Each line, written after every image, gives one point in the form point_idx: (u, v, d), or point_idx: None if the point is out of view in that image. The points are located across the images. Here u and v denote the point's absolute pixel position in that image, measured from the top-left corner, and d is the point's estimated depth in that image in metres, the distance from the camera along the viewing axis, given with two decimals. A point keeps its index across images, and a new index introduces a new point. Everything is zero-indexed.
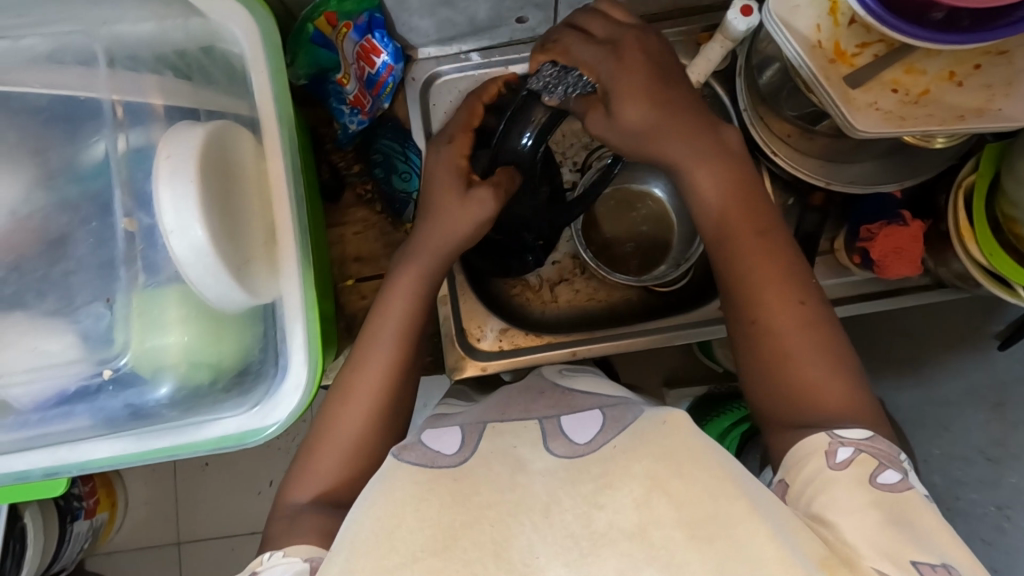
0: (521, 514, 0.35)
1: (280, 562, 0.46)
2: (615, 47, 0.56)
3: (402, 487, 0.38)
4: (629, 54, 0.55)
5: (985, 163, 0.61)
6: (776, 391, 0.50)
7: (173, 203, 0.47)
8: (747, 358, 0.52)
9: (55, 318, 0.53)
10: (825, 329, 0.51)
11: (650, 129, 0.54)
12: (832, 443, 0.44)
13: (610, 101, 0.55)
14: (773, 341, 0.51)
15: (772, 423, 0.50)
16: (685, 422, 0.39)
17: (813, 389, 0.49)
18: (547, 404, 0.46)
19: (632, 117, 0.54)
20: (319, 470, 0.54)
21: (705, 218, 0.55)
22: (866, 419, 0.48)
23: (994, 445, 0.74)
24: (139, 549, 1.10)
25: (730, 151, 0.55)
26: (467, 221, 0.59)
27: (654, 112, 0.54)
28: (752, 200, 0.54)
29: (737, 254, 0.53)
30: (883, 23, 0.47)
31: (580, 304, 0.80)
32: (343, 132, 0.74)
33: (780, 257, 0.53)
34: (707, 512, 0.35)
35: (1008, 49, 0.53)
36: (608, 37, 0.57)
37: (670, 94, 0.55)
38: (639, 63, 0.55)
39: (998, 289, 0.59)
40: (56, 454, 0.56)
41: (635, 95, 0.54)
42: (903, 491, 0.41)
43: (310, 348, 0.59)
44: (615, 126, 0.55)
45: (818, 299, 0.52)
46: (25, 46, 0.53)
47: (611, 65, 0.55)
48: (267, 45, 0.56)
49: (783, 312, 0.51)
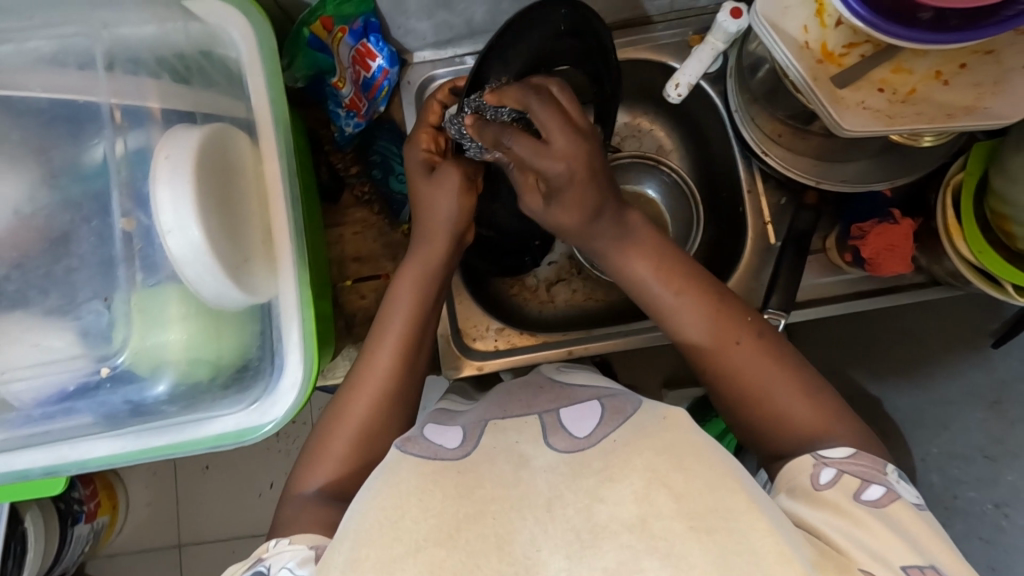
0: (524, 509, 0.35)
1: (287, 549, 0.46)
2: (569, 155, 0.49)
3: (409, 480, 0.38)
4: (581, 161, 0.50)
5: (974, 160, 0.61)
6: (753, 427, 0.52)
7: (172, 202, 0.48)
8: (720, 400, 0.54)
9: (56, 316, 0.54)
10: (781, 357, 0.52)
11: (582, 230, 0.54)
12: (816, 465, 0.45)
13: (552, 198, 0.52)
14: (735, 381, 0.52)
15: (768, 455, 0.51)
16: (683, 420, 0.40)
17: (784, 417, 0.50)
18: (546, 399, 0.47)
19: (569, 221, 0.53)
20: (328, 452, 0.54)
21: (634, 288, 0.56)
22: (841, 430, 0.49)
23: (994, 444, 0.74)
24: (140, 551, 1.10)
25: (640, 230, 0.56)
26: (447, 200, 0.59)
27: (590, 218, 0.53)
28: (672, 266, 0.55)
29: (678, 312, 0.54)
30: (877, 29, 0.48)
31: (578, 303, 0.82)
32: (340, 135, 0.75)
33: (716, 308, 0.53)
34: (710, 504, 0.35)
35: (994, 48, 0.54)
36: (564, 146, 0.49)
37: (608, 192, 0.53)
38: (584, 167, 0.50)
39: (986, 286, 0.60)
40: (59, 452, 0.57)
41: (577, 204, 0.52)
42: (886, 505, 0.41)
43: (306, 347, 0.60)
44: (548, 218, 0.54)
45: (764, 331, 0.53)
46: (29, 49, 0.54)
47: (560, 169, 0.49)
48: (262, 48, 0.57)
49: (734, 356, 0.52)
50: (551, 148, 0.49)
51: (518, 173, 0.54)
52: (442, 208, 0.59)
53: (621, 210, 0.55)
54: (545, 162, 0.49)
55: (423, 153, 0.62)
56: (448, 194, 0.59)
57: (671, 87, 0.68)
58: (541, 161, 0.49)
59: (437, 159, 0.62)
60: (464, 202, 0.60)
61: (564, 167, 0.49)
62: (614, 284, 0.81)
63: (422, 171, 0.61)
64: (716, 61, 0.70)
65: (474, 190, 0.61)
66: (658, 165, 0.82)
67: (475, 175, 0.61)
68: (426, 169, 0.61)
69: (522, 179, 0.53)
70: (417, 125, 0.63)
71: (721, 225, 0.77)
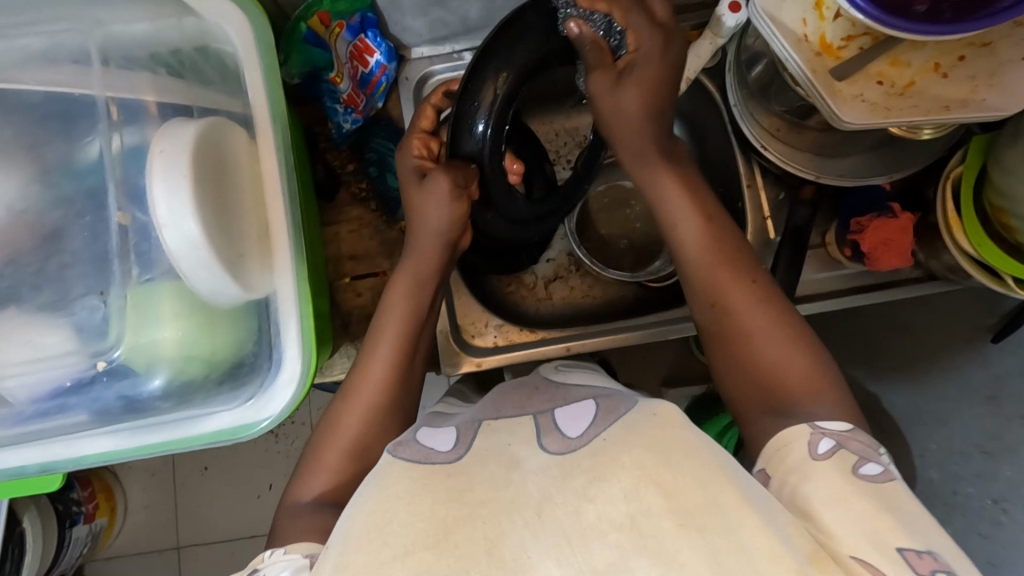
0: (513, 516, 0.35)
1: (280, 559, 0.46)
2: (665, 30, 0.55)
3: (399, 484, 0.38)
4: (670, 41, 0.55)
5: (973, 154, 0.61)
6: (740, 371, 0.51)
7: (166, 196, 0.48)
8: (710, 346, 0.54)
9: (50, 313, 0.54)
10: (783, 311, 0.52)
11: (638, 119, 0.55)
12: (815, 434, 0.44)
13: (625, 76, 0.55)
14: (732, 326, 0.52)
15: (750, 415, 0.50)
16: (677, 417, 0.39)
17: (776, 366, 0.50)
18: (542, 400, 0.46)
19: (631, 103, 0.55)
20: (323, 461, 0.54)
21: (660, 211, 0.57)
22: (829, 390, 0.48)
23: (990, 439, 0.75)
24: (139, 554, 1.10)
25: (682, 160, 0.59)
26: (436, 209, 0.57)
27: (650, 113, 0.55)
28: (699, 195, 0.57)
29: (698, 245, 0.54)
30: (883, 23, 0.47)
31: (576, 300, 0.81)
32: (338, 131, 0.75)
33: (732, 248, 0.54)
34: (699, 503, 0.35)
35: (991, 40, 0.53)
36: (664, 19, 0.56)
37: (667, 100, 0.56)
38: (671, 52, 0.55)
39: (987, 279, 0.60)
40: (49, 449, 0.57)
41: (647, 87, 0.55)
42: (883, 483, 0.41)
43: (304, 344, 0.59)
44: (610, 100, 0.55)
45: (773, 288, 0.53)
46: (22, 46, 0.54)
47: (653, 40, 0.54)
48: (259, 44, 0.56)
49: (737, 293, 0.52)
50: (652, 21, 0.55)
51: (592, 49, 0.54)
52: (434, 214, 0.58)
53: (671, 141, 0.58)
54: (641, 31, 0.54)
55: (415, 159, 0.62)
56: (439, 203, 0.57)
57: None
58: (637, 36, 0.54)
59: (428, 166, 0.62)
60: (455, 209, 0.57)
61: (659, 40, 0.54)
62: (612, 280, 0.81)
63: (415, 178, 0.61)
64: (716, 56, 0.69)
65: (467, 198, 0.58)
66: None
67: (467, 183, 0.58)
68: (416, 177, 0.61)
69: (594, 49, 0.54)
70: (410, 132, 0.65)
71: None
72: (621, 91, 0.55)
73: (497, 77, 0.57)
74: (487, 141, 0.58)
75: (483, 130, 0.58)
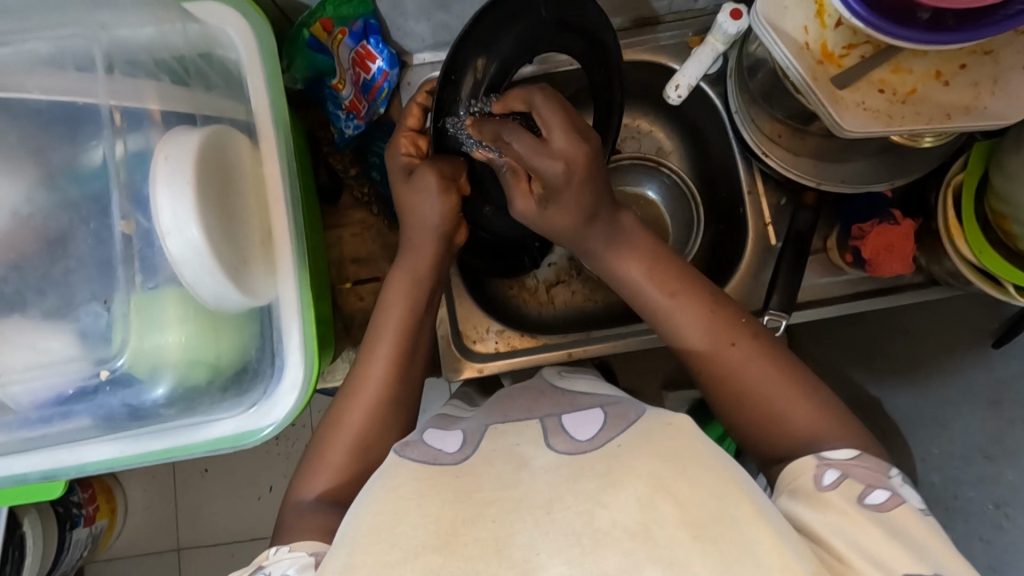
0: (523, 510, 0.35)
1: (285, 557, 0.45)
2: (567, 156, 0.51)
3: (410, 484, 0.38)
4: (580, 168, 0.51)
5: (974, 160, 0.61)
6: (748, 426, 0.51)
7: (170, 201, 0.48)
8: (713, 401, 0.53)
9: (55, 319, 0.54)
10: (776, 357, 0.52)
11: (576, 231, 0.55)
12: (820, 466, 0.44)
13: (549, 200, 0.53)
14: (731, 382, 0.51)
15: (769, 462, 0.50)
16: (690, 426, 0.40)
17: (780, 417, 0.49)
18: (547, 404, 0.46)
19: (564, 222, 0.54)
20: (326, 462, 0.54)
21: (626, 290, 0.57)
22: (838, 429, 0.48)
23: (992, 444, 0.73)
24: (139, 555, 1.10)
25: (638, 237, 0.57)
26: (427, 202, 0.58)
27: (586, 220, 0.54)
28: (663, 269, 0.55)
29: (671, 314, 0.54)
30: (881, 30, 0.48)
31: (577, 304, 0.82)
32: (340, 137, 0.75)
33: (709, 316, 0.53)
34: (714, 514, 0.35)
35: (993, 49, 0.53)
36: (564, 147, 0.51)
37: (601, 195, 0.54)
38: (583, 166, 0.51)
39: (987, 285, 0.60)
40: (54, 455, 0.58)
41: (570, 203, 0.52)
42: (891, 509, 0.41)
43: (307, 349, 0.60)
44: (544, 220, 0.55)
45: (760, 333, 0.53)
46: (28, 50, 0.54)
47: (556, 168, 0.50)
48: (262, 51, 0.58)
49: (723, 354, 0.52)
50: (551, 149, 0.51)
51: (510, 175, 0.55)
52: (424, 210, 0.58)
53: (617, 222, 0.56)
54: (540, 164, 0.51)
55: (404, 156, 0.62)
56: (429, 195, 0.58)
57: (671, 88, 0.68)
58: (534, 162, 0.51)
59: (417, 162, 0.61)
60: (444, 203, 0.58)
61: (561, 168, 0.50)
62: (613, 285, 0.82)
63: (404, 175, 0.61)
64: (716, 63, 0.70)
65: (456, 189, 0.59)
66: (659, 166, 0.83)
67: (455, 175, 0.59)
68: (405, 173, 0.61)
69: (511, 180, 0.55)
70: (397, 131, 0.64)
71: (721, 226, 0.77)
72: (550, 215, 0.54)
73: (479, 59, 0.58)
74: (469, 131, 0.59)
75: (465, 127, 0.59)
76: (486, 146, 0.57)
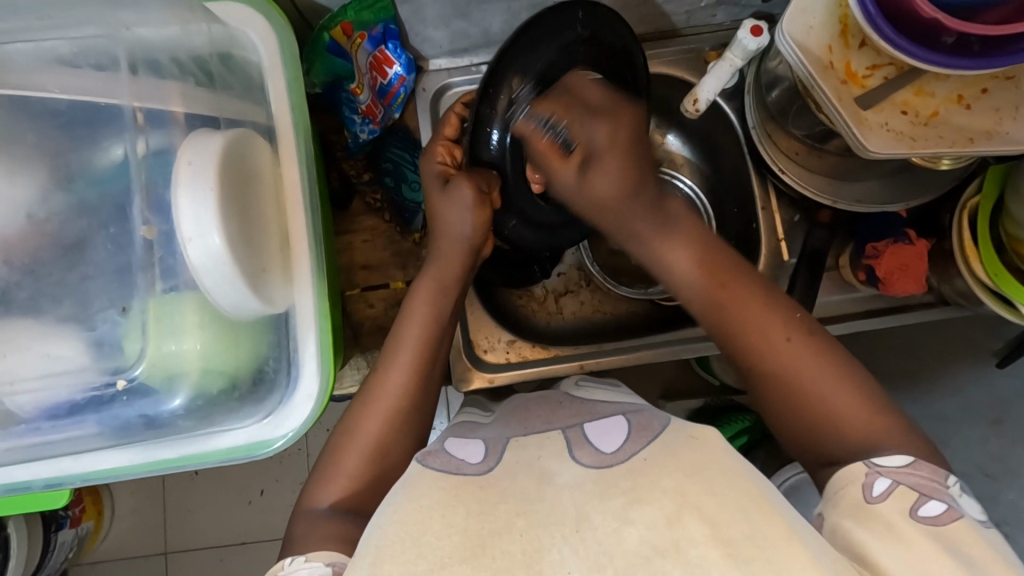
0: (551, 526, 0.35)
1: (303, 567, 0.44)
2: (611, 112, 0.53)
3: (430, 494, 0.37)
4: (623, 118, 0.53)
5: (989, 184, 0.62)
6: (795, 422, 0.47)
7: (193, 209, 0.47)
8: (756, 395, 0.49)
9: (68, 324, 0.53)
10: (828, 350, 0.47)
11: (619, 202, 0.52)
12: (870, 474, 0.41)
13: (589, 165, 0.52)
14: (781, 375, 0.47)
15: (808, 455, 0.47)
16: (717, 439, 0.39)
17: (837, 421, 0.45)
18: (568, 414, 0.45)
19: (604, 187, 0.52)
20: (342, 467, 0.53)
21: (669, 280, 0.53)
22: (888, 434, 0.44)
23: (994, 462, 0.74)
24: (125, 559, 1.07)
25: (680, 222, 0.54)
26: (459, 213, 0.57)
27: (628, 191, 0.52)
28: (713, 256, 0.52)
29: (709, 308, 0.50)
30: (910, 54, 0.47)
31: (586, 315, 0.81)
32: (354, 141, 0.74)
33: (758, 299, 0.49)
34: (745, 534, 0.34)
35: (1015, 74, 0.54)
36: (604, 105, 0.54)
37: (646, 166, 0.53)
38: (627, 130, 0.53)
39: (998, 307, 0.60)
40: (60, 464, 0.57)
41: (613, 165, 0.52)
42: (947, 523, 0.38)
43: (323, 358, 0.60)
44: (584, 193, 0.53)
45: (816, 331, 0.48)
46: (48, 48, 0.53)
47: (602, 129, 0.52)
48: (283, 53, 0.59)
49: (783, 351, 0.47)
50: (593, 106, 0.54)
51: (544, 150, 0.54)
52: (456, 221, 0.58)
53: (661, 198, 0.54)
54: (584, 126, 0.53)
55: (439, 166, 0.61)
56: (462, 209, 0.57)
57: (690, 101, 0.67)
58: (581, 126, 0.53)
59: (453, 171, 0.61)
60: (477, 216, 0.58)
61: (606, 126, 0.52)
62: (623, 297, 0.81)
63: (438, 184, 0.60)
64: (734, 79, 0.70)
65: (489, 203, 0.58)
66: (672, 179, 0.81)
67: (488, 188, 0.59)
68: (440, 183, 0.60)
69: (545, 154, 0.54)
70: (433, 139, 0.64)
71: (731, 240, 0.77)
72: (592, 176, 0.52)
73: (515, 78, 0.57)
74: (505, 146, 0.58)
75: (499, 139, 0.58)
76: (532, 117, 0.55)
